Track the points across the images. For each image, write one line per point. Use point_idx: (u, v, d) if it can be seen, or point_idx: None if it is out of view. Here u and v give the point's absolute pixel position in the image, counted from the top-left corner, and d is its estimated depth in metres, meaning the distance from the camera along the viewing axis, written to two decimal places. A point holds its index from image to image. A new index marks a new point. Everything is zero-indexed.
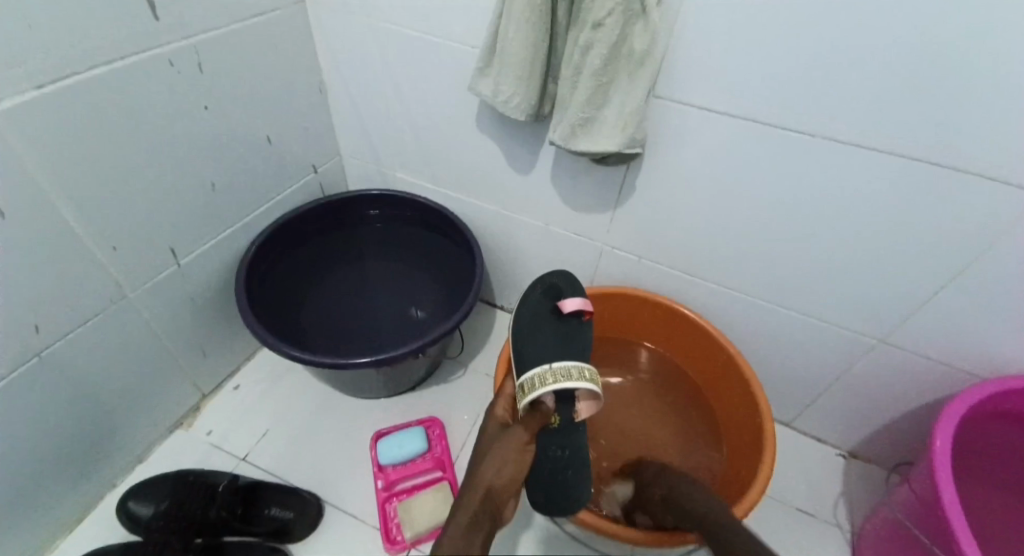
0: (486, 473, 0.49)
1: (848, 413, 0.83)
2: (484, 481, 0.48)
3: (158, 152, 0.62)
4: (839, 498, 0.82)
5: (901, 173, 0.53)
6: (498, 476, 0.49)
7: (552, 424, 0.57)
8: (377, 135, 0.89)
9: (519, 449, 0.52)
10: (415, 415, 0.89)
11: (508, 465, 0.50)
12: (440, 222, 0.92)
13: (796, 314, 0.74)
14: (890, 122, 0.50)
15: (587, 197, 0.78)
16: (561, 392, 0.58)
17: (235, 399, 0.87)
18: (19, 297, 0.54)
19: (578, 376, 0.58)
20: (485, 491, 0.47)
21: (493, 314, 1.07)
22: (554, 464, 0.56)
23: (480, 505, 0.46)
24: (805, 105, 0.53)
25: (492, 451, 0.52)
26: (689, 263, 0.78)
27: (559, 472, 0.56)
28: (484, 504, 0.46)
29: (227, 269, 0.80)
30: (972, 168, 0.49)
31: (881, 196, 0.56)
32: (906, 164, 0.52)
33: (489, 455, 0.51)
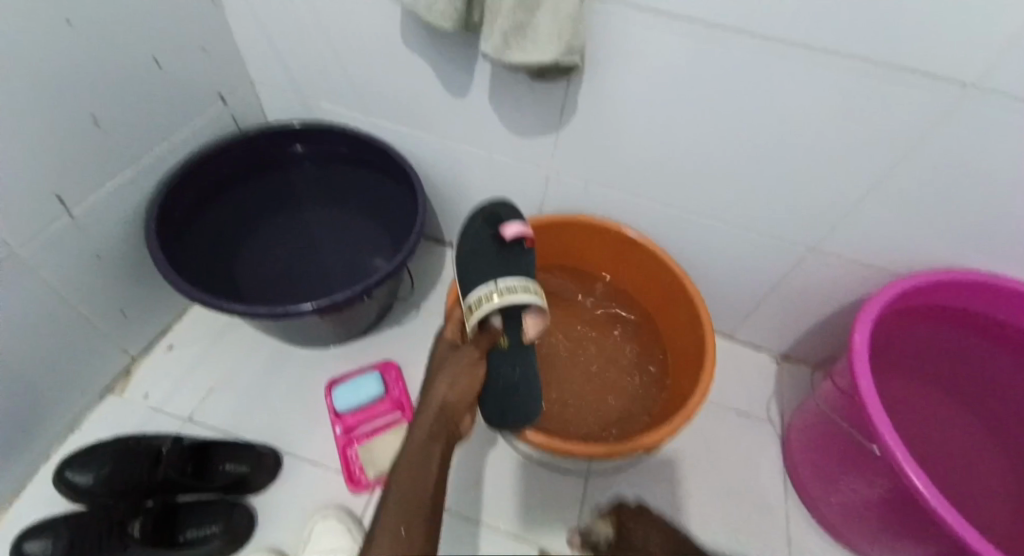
0: (440, 391, 0.54)
1: (781, 320, 0.88)
2: (438, 399, 0.53)
3: (22, 83, 0.51)
4: (772, 397, 0.91)
5: (840, 76, 0.52)
6: (451, 394, 0.54)
7: (500, 344, 0.58)
8: (293, 59, 0.79)
9: (469, 369, 0.55)
10: (370, 359, 0.87)
11: (461, 382, 0.55)
12: (375, 155, 0.85)
13: (737, 228, 0.76)
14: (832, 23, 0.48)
15: (528, 118, 0.74)
16: (507, 311, 0.57)
17: (171, 359, 0.82)
18: None
19: (523, 292, 0.57)
20: (439, 409, 0.53)
21: (442, 252, 1.04)
22: (507, 383, 0.58)
23: (436, 421, 0.52)
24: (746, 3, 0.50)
25: (445, 369, 0.56)
26: (634, 184, 0.77)
27: (510, 389, 0.58)
28: (439, 420, 0.52)
29: (135, 218, 0.71)
30: (911, 70, 0.49)
31: (819, 102, 0.55)
32: (847, 66, 0.51)
33: (442, 375, 0.55)
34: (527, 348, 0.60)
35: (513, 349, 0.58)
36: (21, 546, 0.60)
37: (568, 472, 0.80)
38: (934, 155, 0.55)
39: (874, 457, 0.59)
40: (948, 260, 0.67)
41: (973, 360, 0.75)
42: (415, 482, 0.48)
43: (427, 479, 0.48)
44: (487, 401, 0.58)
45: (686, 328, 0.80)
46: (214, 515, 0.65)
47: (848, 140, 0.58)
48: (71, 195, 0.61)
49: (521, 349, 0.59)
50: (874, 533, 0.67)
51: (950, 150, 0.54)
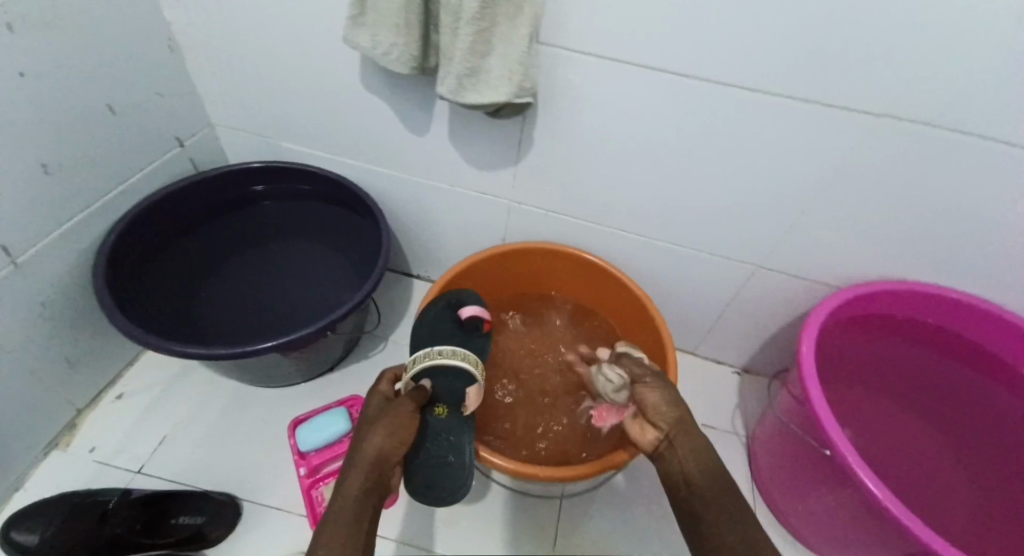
0: (378, 438, 0.49)
1: (738, 335, 0.92)
2: (375, 450, 0.48)
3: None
4: (736, 410, 0.93)
5: (765, 107, 0.57)
6: (386, 446, 0.49)
7: (436, 411, 0.59)
8: (252, 101, 0.80)
9: (405, 421, 0.52)
10: (336, 396, 0.85)
11: (396, 433, 0.51)
12: (338, 192, 0.86)
13: (689, 250, 0.80)
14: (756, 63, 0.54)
15: (487, 153, 0.77)
16: (437, 376, 0.60)
17: (121, 409, 0.78)
18: None
19: (454, 356, 0.61)
20: (375, 459, 0.48)
21: (408, 284, 1.05)
22: (435, 453, 0.57)
23: (371, 470, 0.47)
24: (678, 45, 0.55)
25: (380, 418, 0.52)
26: (590, 210, 0.80)
27: (440, 456, 0.57)
28: (374, 472, 0.47)
29: (83, 264, 0.69)
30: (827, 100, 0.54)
31: (749, 131, 0.60)
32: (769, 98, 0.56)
33: (379, 423, 0.51)
34: (463, 420, 0.61)
35: (449, 417, 0.60)
36: None
37: (542, 499, 0.79)
38: (855, 176, 0.61)
39: (828, 462, 0.62)
40: (881, 270, 0.72)
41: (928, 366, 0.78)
42: (346, 539, 0.42)
43: (360, 533, 0.43)
44: (413, 468, 0.56)
45: (647, 343, 0.82)
46: None
47: (780, 164, 0.63)
48: (13, 240, 0.59)
49: (458, 421, 0.60)
50: (840, 538, 0.69)
51: (870, 170, 0.60)
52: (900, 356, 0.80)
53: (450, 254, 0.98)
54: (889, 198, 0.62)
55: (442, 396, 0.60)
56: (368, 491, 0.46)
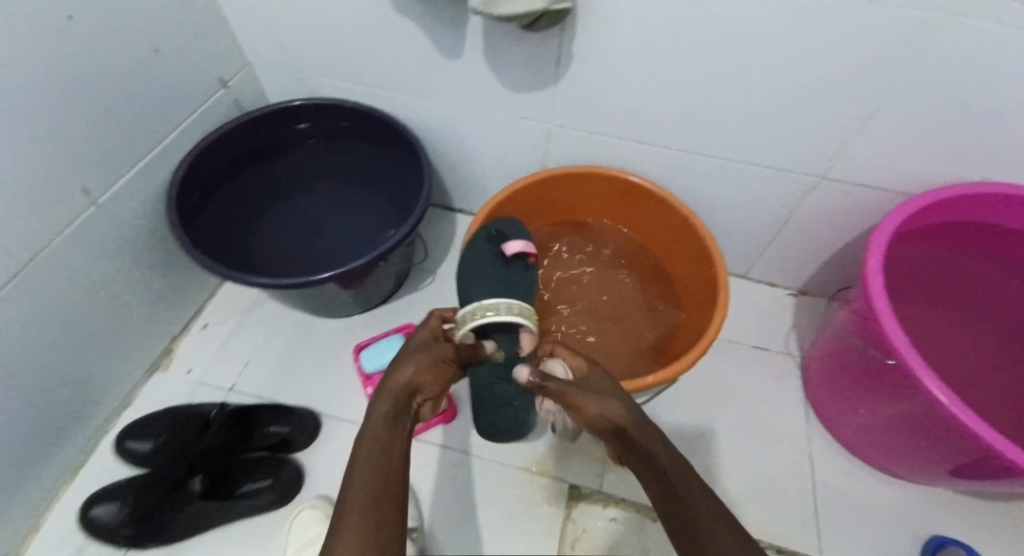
0: (412, 371, 0.50)
1: (793, 255, 0.88)
2: (406, 381, 0.49)
3: (36, 81, 0.53)
4: (790, 331, 0.91)
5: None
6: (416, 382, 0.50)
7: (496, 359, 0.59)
8: (285, 36, 0.79)
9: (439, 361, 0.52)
10: (392, 325, 0.91)
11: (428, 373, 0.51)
12: (378, 127, 0.86)
13: (741, 163, 0.75)
14: None
15: (523, 73, 0.74)
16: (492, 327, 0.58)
17: (207, 337, 0.87)
18: None
19: (506, 313, 0.55)
20: (406, 389, 0.49)
21: (452, 218, 1.06)
22: (496, 395, 0.61)
23: (399, 400, 0.49)
24: None
25: (415, 351, 0.52)
26: (636, 127, 0.76)
27: (504, 401, 0.62)
28: (402, 400, 0.49)
29: (156, 205, 0.75)
30: None
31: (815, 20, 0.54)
32: None
33: (414, 355, 0.51)
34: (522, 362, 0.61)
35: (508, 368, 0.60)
36: (93, 507, 0.66)
37: None
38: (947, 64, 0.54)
39: (890, 372, 0.60)
40: (964, 174, 0.65)
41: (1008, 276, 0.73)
42: (379, 460, 0.44)
43: (392, 458, 0.45)
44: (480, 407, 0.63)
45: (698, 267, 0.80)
46: (263, 471, 0.70)
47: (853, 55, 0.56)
48: (92, 183, 0.64)
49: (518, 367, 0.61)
50: (895, 449, 0.69)
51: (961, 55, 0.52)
52: (975, 266, 0.74)
53: (491, 185, 0.98)
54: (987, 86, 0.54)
55: (501, 346, 0.60)
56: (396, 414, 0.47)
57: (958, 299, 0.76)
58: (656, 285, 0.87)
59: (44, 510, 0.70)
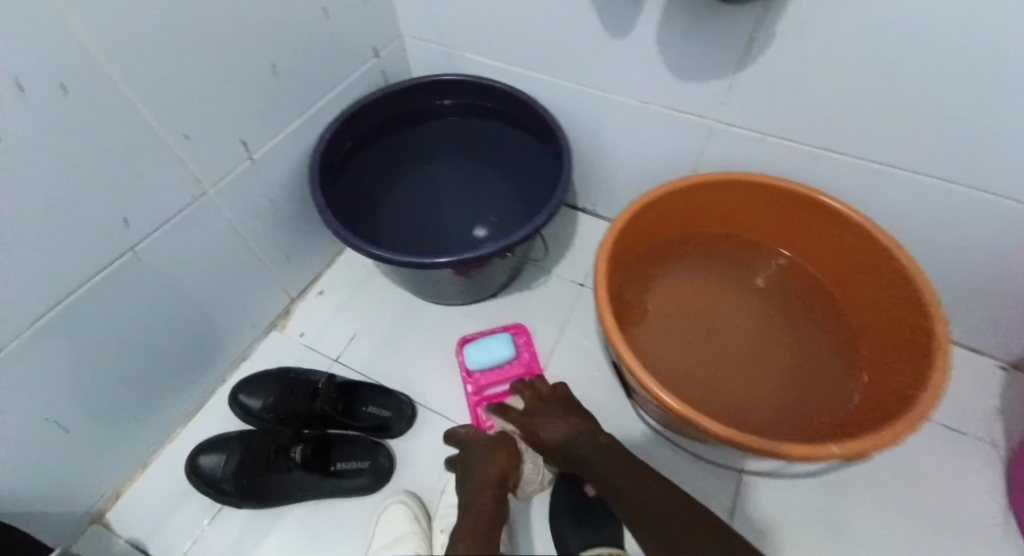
0: (493, 454, 0.58)
1: (1013, 316, 0.69)
2: (489, 459, 0.58)
3: (223, 28, 0.54)
4: (992, 413, 0.71)
5: None
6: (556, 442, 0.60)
7: None
8: (444, 6, 0.76)
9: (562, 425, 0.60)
10: (500, 322, 0.85)
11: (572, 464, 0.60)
12: (523, 111, 0.80)
13: (970, 190, 0.59)
14: None
15: (703, 58, 0.63)
16: None
17: (322, 304, 0.87)
18: (115, 191, 0.51)
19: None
20: (492, 465, 0.57)
21: (574, 217, 0.99)
22: None
23: (487, 472, 0.56)
24: None
25: (491, 442, 0.61)
26: (829, 134, 0.63)
27: None
28: (489, 475, 0.55)
29: (300, 166, 0.75)
30: None
31: None
32: None
33: (489, 446, 0.60)
34: None
35: None
36: (201, 457, 0.67)
37: (719, 466, 0.71)
38: None
39: None
40: None
41: None
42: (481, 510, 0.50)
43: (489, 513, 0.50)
44: None
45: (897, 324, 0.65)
46: (361, 452, 0.68)
47: None
48: (250, 137, 0.65)
49: None
50: None
51: None
52: None
53: (627, 185, 0.89)
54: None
55: None
56: (492, 480, 0.55)
57: None
58: (820, 332, 0.73)
59: (162, 447, 0.73)
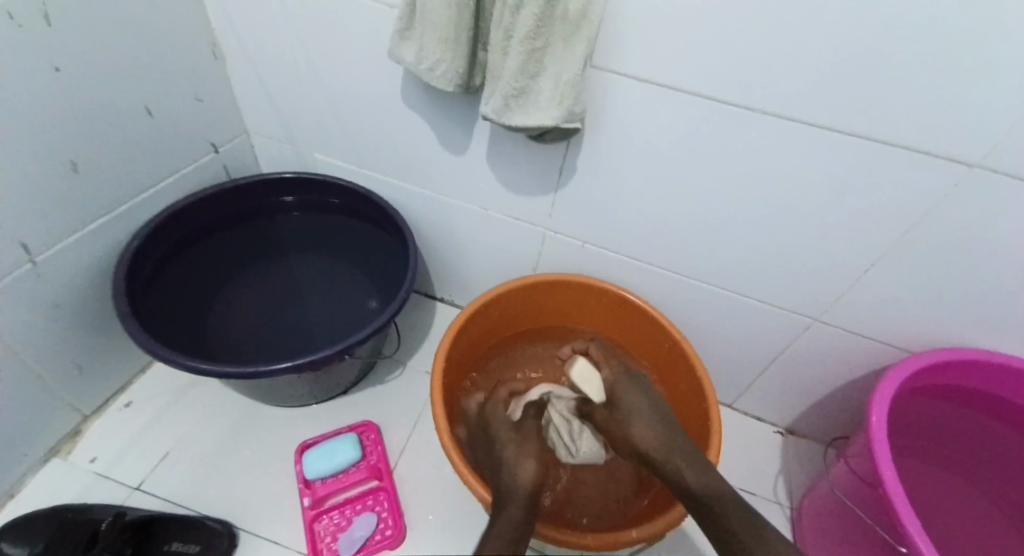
0: (529, 464, 0.55)
1: (782, 391, 0.84)
2: (523, 483, 0.53)
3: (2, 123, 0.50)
4: (779, 474, 0.84)
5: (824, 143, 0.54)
6: (640, 435, 0.60)
7: None
8: (290, 113, 0.79)
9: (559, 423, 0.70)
10: (346, 421, 0.81)
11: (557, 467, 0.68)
12: (371, 209, 0.83)
13: (733, 293, 0.74)
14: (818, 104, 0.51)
15: (529, 178, 0.73)
16: None
17: (126, 420, 0.76)
18: None
19: None
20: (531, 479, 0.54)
21: (432, 307, 1.01)
22: None
23: (527, 491, 0.52)
24: (735, 80, 0.52)
25: (525, 442, 0.60)
26: (630, 245, 0.75)
27: None
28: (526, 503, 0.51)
29: (104, 267, 0.68)
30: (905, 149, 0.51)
31: (804, 163, 0.56)
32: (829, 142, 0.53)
33: (520, 456, 0.57)
34: None
35: None
36: None
37: None
38: (938, 228, 0.55)
39: None
40: (946, 335, 0.65)
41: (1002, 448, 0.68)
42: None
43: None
44: None
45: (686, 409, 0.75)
46: None
47: (844, 207, 0.58)
48: (34, 239, 0.58)
49: None
50: None
51: (956, 226, 0.54)
52: (969, 430, 0.70)
53: (477, 280, 0.94)
54: (968, 249, 0.55)
55: None
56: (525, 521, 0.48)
57: (969, 475, 0.69)
58: None
59: None
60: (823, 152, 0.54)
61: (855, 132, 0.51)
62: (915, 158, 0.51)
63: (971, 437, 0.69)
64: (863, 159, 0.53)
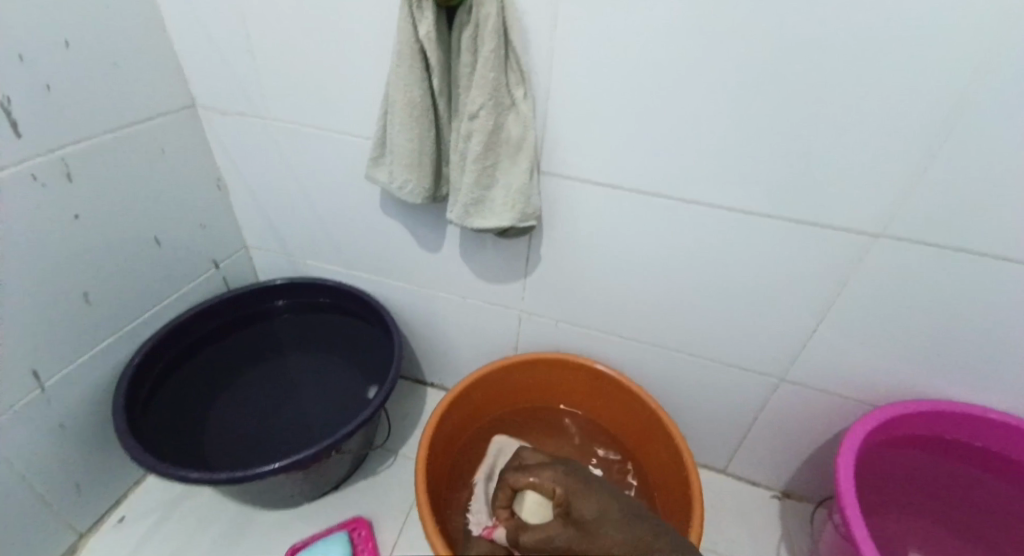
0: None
1: (768, 452, 0.85)
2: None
3: (29, 263, 0.59)
4: (782, 541, 0.83)
5: (747, 225, 0.61)
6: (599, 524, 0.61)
7: None
8: (283, 229, 0.88)
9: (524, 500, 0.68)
10: (339, 519, 0.81)
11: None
12: (358, 306, 0.90)
13: (700, 358, 0.78)
14: (734, 192, 0.59)
15: (497, 268, 0.80)
16: None
17: (122, 535, 0.77)
18: None
19: None
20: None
21: (422, 393, 1.04)
22: None
23: None
24: (659, 178, 0.61)
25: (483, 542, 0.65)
26: (599, 322, 0.81)
27: None
28: None
29: (107, 386, 0.73)
30: (812, 223, 0.58)
31: (735, 240, 0.63)
32: (747, 221, 0.61)
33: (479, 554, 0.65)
34: None
35: None
36: None
37: None
38: (863, 288, 0.61)
39: None
40: (902, 384, 0.68)
41: (960, 488, 0.70)
42: None
43: None
44: None
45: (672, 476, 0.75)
46: None
47: (778, 275, 0.64)
48: (45, 365, 0.63)
49: None
50: None
51: (879, 283, 0.60)
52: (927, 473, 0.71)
53: (464, 363, 0.98)
54: (895, 304, 0.61)
55: None
56: None
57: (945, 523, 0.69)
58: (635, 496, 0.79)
59: None
60: (746, 229, 0.62)
61: (768, 213, 0.59)
62: (825, 231, 0.58)
63: (945, 486, 0.70)
64: (779, 234, 0.60)
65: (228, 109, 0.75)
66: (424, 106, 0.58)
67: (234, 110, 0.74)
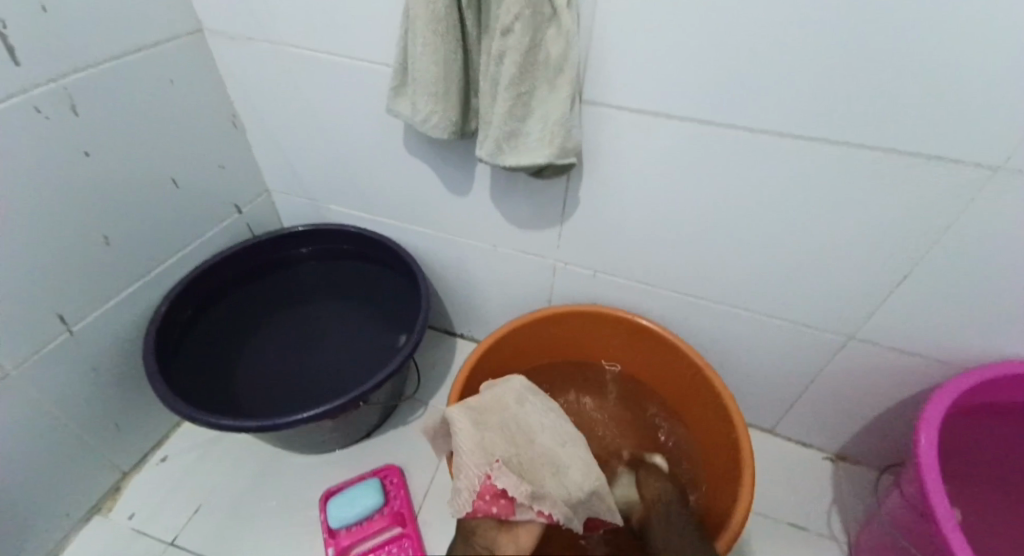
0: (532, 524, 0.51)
1: (822, 413, 0.79)
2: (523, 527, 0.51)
3: (42, 204, 0.56)
4: (832, 506, 0.78)
5: (826, 159, 0.52)
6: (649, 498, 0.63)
7: None
8: (305, 172, 0.83)
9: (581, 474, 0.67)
10: (370, 465, 0.81)
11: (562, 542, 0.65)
12: (384, 254, 0.86)
13: (754, 313, 0.71)
14: (816, 119, 0.49)
15: (530, 213, 0.73)
16: None
17: (163, 474, 0.79)
18: None
19: None
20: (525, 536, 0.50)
21: (452, 344, 1.02)
22: None
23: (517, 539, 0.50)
24: (723, 104, 0.52)
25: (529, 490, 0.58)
26: (642, 273, 0.74)
27: None
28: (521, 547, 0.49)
29: (137, 331, 0.73)
30: (911, 156, 0.48)
31: (809, 178, 0.54)
32: (827, 154, 0.52)
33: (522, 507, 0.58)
34: None
35: None
36: None
37: None
38: (963, 234, 0.52)
39: None
40: (994, 346, 0.59)
41: None
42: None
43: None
44: None
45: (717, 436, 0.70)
46: None
47: (859, 219, 0.55)
48: (71, 309, 0.62)
49: None
50: None
51: (986, 228, 0.50)
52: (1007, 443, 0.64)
53: (495, 315, 0.94)
54: (1002, 254, 0.51)
55: None
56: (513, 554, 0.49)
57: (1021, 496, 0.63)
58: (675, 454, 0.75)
59: None
60: (826, 164, 0.52)
61: (855, 144, 0.50)
62: (928, 164, 0.48)
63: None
64: (866, 169, 0.51)
65: (238, 36, 0.68)
66: (449, 21, 0.50)
67: (244, 36, 0.68)
